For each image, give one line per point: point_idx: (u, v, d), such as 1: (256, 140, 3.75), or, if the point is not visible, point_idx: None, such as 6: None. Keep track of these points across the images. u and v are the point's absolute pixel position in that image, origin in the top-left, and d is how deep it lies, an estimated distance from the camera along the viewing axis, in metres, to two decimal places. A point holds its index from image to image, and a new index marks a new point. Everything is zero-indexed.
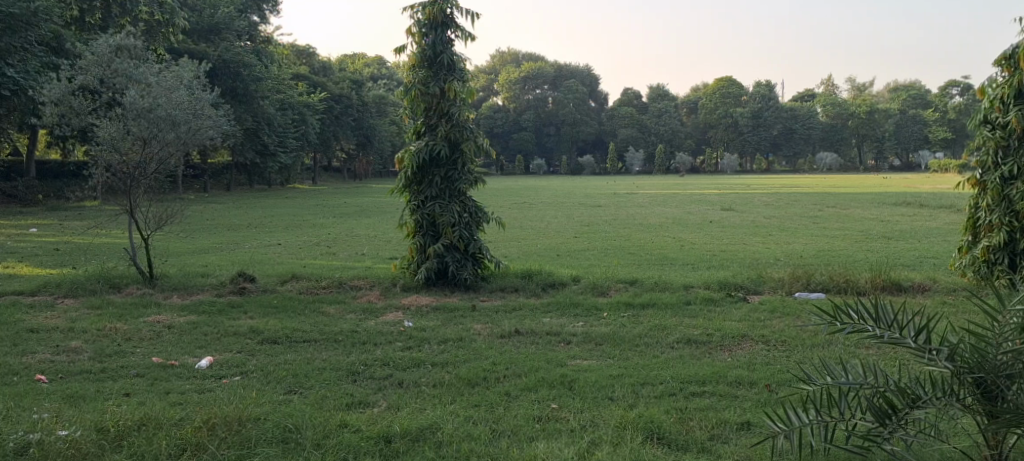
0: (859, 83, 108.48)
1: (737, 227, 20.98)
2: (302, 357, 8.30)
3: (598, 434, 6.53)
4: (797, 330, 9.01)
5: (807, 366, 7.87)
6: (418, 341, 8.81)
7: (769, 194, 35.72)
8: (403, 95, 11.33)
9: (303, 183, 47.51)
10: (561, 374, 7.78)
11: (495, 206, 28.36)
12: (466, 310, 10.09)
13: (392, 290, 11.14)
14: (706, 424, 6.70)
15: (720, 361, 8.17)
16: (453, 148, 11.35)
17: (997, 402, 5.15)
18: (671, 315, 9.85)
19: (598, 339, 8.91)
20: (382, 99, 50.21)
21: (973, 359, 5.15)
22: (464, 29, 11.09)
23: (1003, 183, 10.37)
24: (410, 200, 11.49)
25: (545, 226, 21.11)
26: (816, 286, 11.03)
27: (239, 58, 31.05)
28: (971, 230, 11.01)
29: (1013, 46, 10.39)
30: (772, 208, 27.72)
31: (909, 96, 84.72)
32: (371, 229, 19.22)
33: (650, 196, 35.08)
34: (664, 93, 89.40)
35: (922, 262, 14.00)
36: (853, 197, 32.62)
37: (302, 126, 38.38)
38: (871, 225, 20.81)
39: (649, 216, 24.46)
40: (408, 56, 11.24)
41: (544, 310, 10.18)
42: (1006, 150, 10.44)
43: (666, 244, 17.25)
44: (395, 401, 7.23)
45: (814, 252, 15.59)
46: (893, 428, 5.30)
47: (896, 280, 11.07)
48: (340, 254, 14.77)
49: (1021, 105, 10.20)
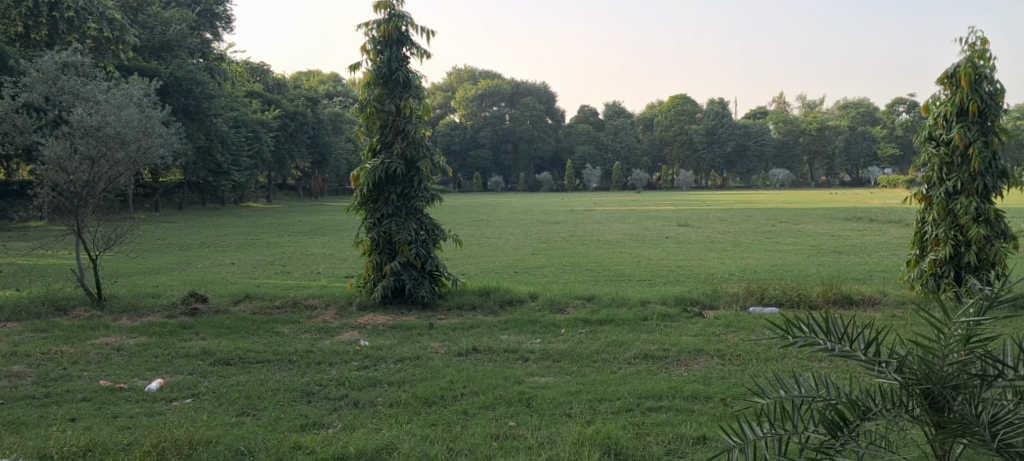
0: (809, 101, 110.98)
1: (693, 242, 21.22)
2: (256, 378, 8.18)
3: (555, 451, 6.53)
4: (751, 344, 9.12)
5: (760, 380, 7.97)
6: (374, 361, 8.73)
7: (724, 211, 36.30)
8: (358, 112, 11.26)
9: (257, 201, 47.04)
10: (518, 391, 7.77)
11: (452, 223, 28.40)
12: (423, 329, 10.04)
13: (348, 309, 11.03)
14: (663, 439, 6.74)
15: (676, 376, 8.23)
16: (408, 166, 11.32)
17: (944, 412, 5.25)
18: (628, 331, 9.91)
19: (556, 355, 8.93)
20: (337, 116, 50.00)
21: (922, 370, 5.25)
22: (420, 46, 11.10)
23: (948, 197, 10.66)
24: (366, 218, 11.40)
25: (503, 243, 21.11)
26: (770, 300, 11.20)
27: (192, 76, 30.71)
28: (917, 244, 11.23)
29: (954, 65, 10.64)
30: (726, 223, 28.19)
31: (857, 114, 86.68)
32: (327, 247, 19.09)
33: (607, 212, 35.41)
34: (620, 110, 90.41)
35: (872, 276, 14.29)
36: (805, 212, 33.33)
37: (256, 144, 38.00)
38: (822, 240, 21.22)
39: (606, 231, 24.70)
40: (363, 73, 11.20)
41: (502, 327, 10.17)
42: (951, 167, 10.69)
43: (623, 260, 17.35)
44: (350, 422, 7.15)
45: (767, 267, 15.85)
46: (845, 441, 5.38)
47: (847, 294, 11.28)
48: (294, 273, 14.62)
49: (964, 122, 10.48)
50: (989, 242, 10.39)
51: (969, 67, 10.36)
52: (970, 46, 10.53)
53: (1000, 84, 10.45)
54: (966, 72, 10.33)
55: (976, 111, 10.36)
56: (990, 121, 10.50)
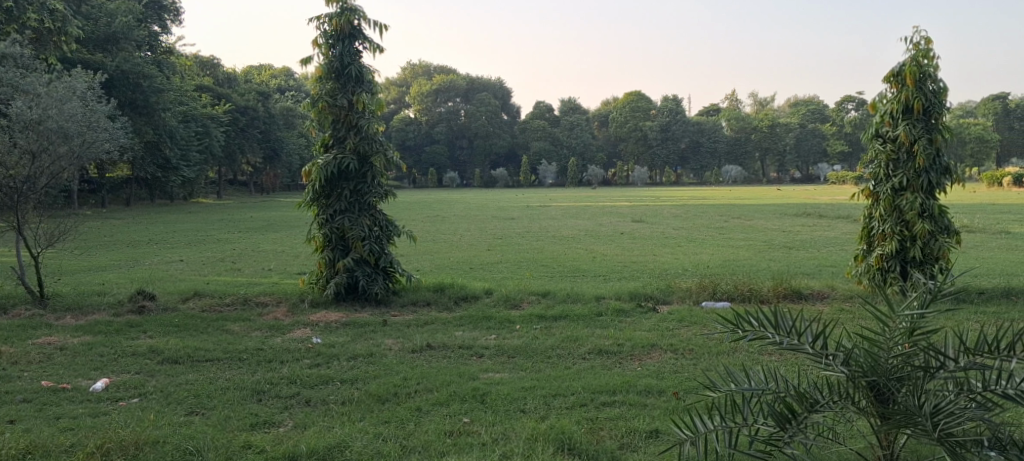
0: (760, 98, 112.74)
1: (647, 239, 21.36)
2: (205, 376, 8.05)
3: (508, 447, 6.53)
4: (703, 339, 9.22)
5: (712, 373, 8.06)
6: (326, 358, 8.64)
7: (677, 206, 36.66)
8: (309, 107, 11.12)
9: (208, 197, 46.25)
10: (472, 387, 7.76)
11: (406, 220, 28.25)
12: (377, 325, 9.96)
13: (300, 306, 10.91)
14: (616, 433, 6.77)
15: (630, 371, 8.28)
16: (362, 161, 11.22)
17: (889, 404, 5.37)
18: (583, 327, 9.95)
19: (510, 351, 8.93)
20: (290, 111, 49.43)
21: (867, 362, 5.37)
22: (372, 41, 11.00)
23: (894, 193, 10.89)
24: (318, 214, 11.27)
25: (457, 239, 21.04)
26: (722, 295, 11.32)
27: (139, 70, 30.08)
28: (865, 240, 11.44)
29: (900, 63, 10.87)
30: (679, 219, 28.50)
31: (808, 112, 88.05)
32: (279, 244, 18.84)
33: (563, 208, 35.54)
34: (575, 106, 90.90)
35: (820, 270, 14.55)
36: (757, 208, 33.85)
37: (206, 139, 37.38)
38: (773, 236, 21.55)
39: (561, 228, 24.76)
40: (315, 68, 11.08)
41: (456, 323, 10.14)
42: (897, 163, 10.92)
43: (578, 256, 17.42)
44: (301, 420, 7.07)
45: (719, 262, 16.03)
46: (793, 432, 5.47)
47: (796, 288, 11.46)
48: (245, 270, 14.41)
49: (909, 120, 10.72)
50: (933, 237, 10.65)
51: (914, 66, 10.58)
52: (914, 46, 10.76)
53: (943, 83, 10.70)
54: (911, 71, 10.55)
55: (920, 109, 10.60)
56: (934, 118, 10.75)
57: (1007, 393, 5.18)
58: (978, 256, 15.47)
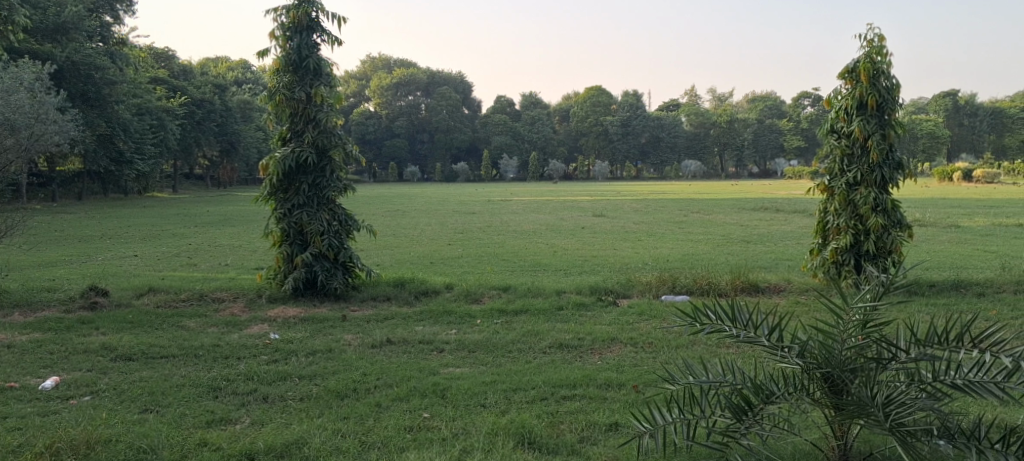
0: (719, 94, 114.03)
1: (608, 233, 21.48)
2: (160, 373, 7.92)
3: (469, 442, 6.51)
4: (662, 332, 9.28)
5: (671, 366, 8.12)
6: (284, 354, 8.55)
7: (638, 201, 36.89)
8: (266, 100, 10.96)
9: (163, 191, 45.46)
10: (433, 382, 7.73)
11: (367, 214, 28.06)
12: (336, 321, 9.87)
13: (258, 302, 10.78)
14: (576, 427, 6.80)
15: (590, 364, 8.32)
16: (320, 155, 11.11)
17: (842, 395, 5.47)
18: (544, 321, 9.97)
19: (471, 346, 8.90)
20: (247, 104, 48.83)
21: (822, 354, 5.45)
22: (330, 33, 10.89)
23: (849, 188, 11.08)
24: (276, 208, 11.13)
25: (417, 234, 20.93)
26: (681, 289, 11.42)
27: (90, 61, 29.44)
28: (820, 233, 11.60)
29: (854, 60, 11.03)
30: (639, 213, 28.71)
31: (765, 108, 89.20)
32: (236, 239, 18.58)
33: (524, 203, 35.57)
34: (536, 101, 91.10)
35: (777, 264, 14.75)
36: (716, 203, 34.23)
37: (161, 132, 36.75)
38: (731, 230, 21.79)
39: (522, 222, 24.81)
40: (272, 60, 10.94)
41: (417, 318, 10.09)
42: (851, 158, 11.11)
43: (539, 250, 17.45)
44: (258, 417, 6.98)
45: (678, 256, 16.17)
46: (749, 424, 5.55)
47: (753, 282, 11.60)
48: (201, 265, 14.19)
49: (863, 115, 10.89)
50: (887, 231, 10.85)
51: (868, 63, 10.76)
52: (868, 42, 10.93)
53: (896, 79, 10.87)
54: (864, 67, 10.72)
55: (874, 105, 10.78)
56: (887, 114, 10.93)
57: (956, 383, 5.30)
58: (930, 249, 15.82)
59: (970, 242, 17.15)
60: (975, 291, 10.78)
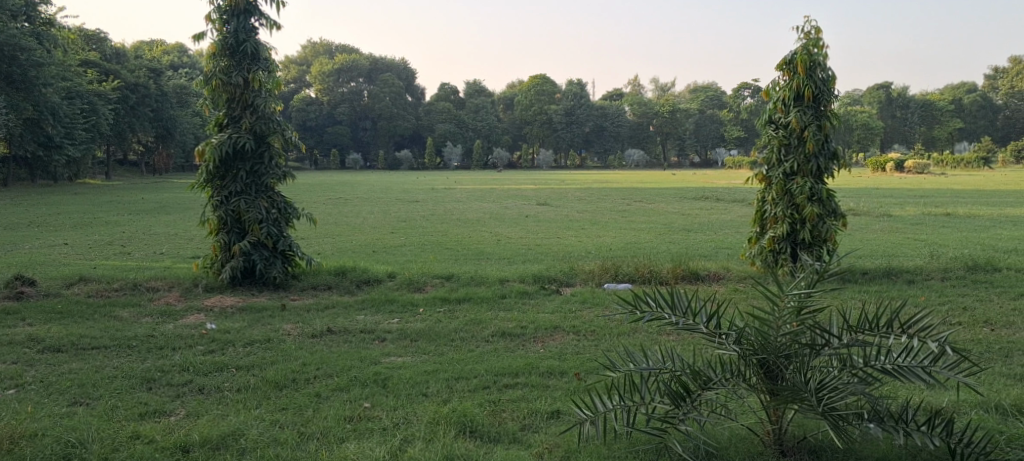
0: (661, 83, 115.42)
1: (551, 221, 21.53)
2: (90, 365, 7.69)
3: (410, 431, 6.47)
4: (604, 320, 9.33)
5: (612, 353, 8.19)
6: (221, 344, 8.38)
7: (581, 190, 37.10)
8: (203, 84, 10.71)
9: (95, 177, 44.16)
10: (373, 371, 7.66)
11: (308, 202, 27.69)
12: (275, 310, 9.72)
13: (194, 291, 10.55)
14: (518, 415, 6.81)
15: (533, 352, 8.34)
16: (258, 142, 10.91)
17: (778, 381, 5.58)
18: (487, 309, 9.95)
19: (413, 335, 8.85)
20: (183, 89, 47.71)
21: (758, 341, 5.56)
22: (268, 17, 10.67)
23: (786, 177, 11.30)
24: (212, 195, 10.90)
25: (359, 222, 20.69)
26: (623, 277, 11.50)
27: (16, 42, 28.27)
28: (758, 222, 11.81)
29: (792, 52, 11.21)
30: (583, 202, 28.86)
31: (706, 99, 91.11)
32: (171, 227, 18.14)
33: (467, 191, 35.43)
34: (480, 89, 91.12)
35: (717, 253, 14.98)
36: (659, 192, 34.60)
37: (93, 117, 35.71)
38: (673, 219, 22.04)
39: (466, 210, 24.72)
40: (208, 44, 10.70)
41: (358, 307, 10.00)
42: (788, 148, 11.32)
43: (482, 239, 17.43)
44: (194, 409, 6.84)
45: (621, 245, 16.29)
46: (686, 410, 5.63)
47: (694, 270, 11.75)
48: (135, 254, 13.85)
49: (800, 106, 11.11)
50: (822, 220, 11.08)
51: (805, 55, 10.94)
52: (805, 34, 11.11)
53: (832, 71, 11.09)
54: (801, 59, 10.91)
55: (810, 96, 10.99)
56: (823, 106, 11.15)
57: (886, 367, 5.46)
58: (863, 238, 16.22)
59: (902, 231, 17.62)
60: (905, 279, 11.08)
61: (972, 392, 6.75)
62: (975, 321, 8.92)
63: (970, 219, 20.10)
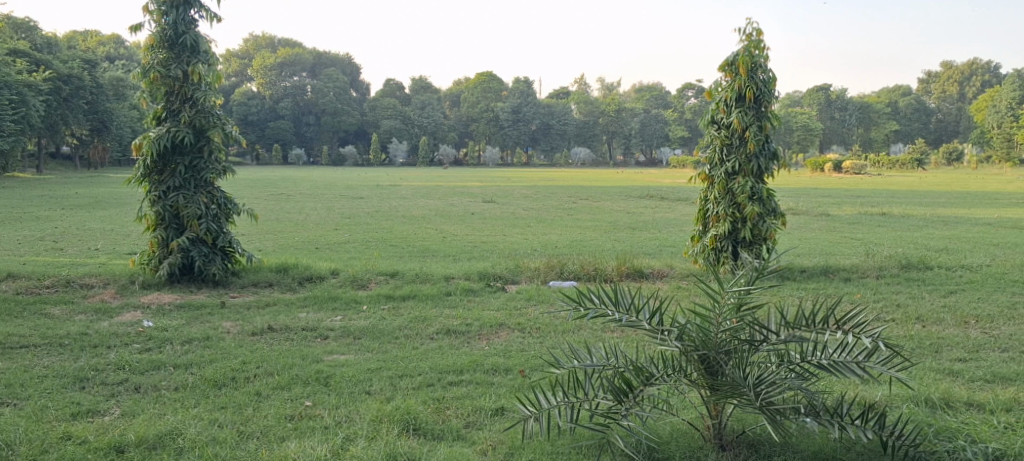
0: (607, 84, 116.61)
1: (497, 218, 21.52)
2: (19, 364, 7.45)
3: (352, 430, 6.40)
4: (549, 318, 9.36)
5: (557, 350, 8.22)
6: (158, 342, 8.20)
7: (527, 187, 37.17)
8: (140, 77, 10.47)
9: (25, 171, 42.72)
10: (316, 370, 7.56)
11: (249, 197, 27.23)
12: (214, 308, 9.53)
13: (130, 288, 10.28)
14: (462, 412, 6.79)
15: (478, 350, 8.33)
16: (197, 135, 10.67)
17: (718, 376, 5.66)
18: (432, 307, 9.91)
19: (357, 332, 8.77)
20: (119, 81, 46.40)
21: (699, 337, 5.62)
22: (208, 10, 10.47)
23: (728, 177, 11.47)
24: (150, 190, 10.64)
25: (302, 218, 20.44)
26: (568, 275, 11.57)
27: None
28: (701, 221, 11.96)
29: (734, 53, 11.38)
30: (529, 199, 28.94)
31: (650, 98, 93.94)
32: (106, 222, 17.65)
33: (414, 188, 35.21)
34: (425, 86, 91.25)
35: (660, 250, 15.17)
36: (604, 190, 34.87)
37: (23, 108, 34.54)
38: (619, 217, 22.23)
39: (412, 207, 24.59)
40: (146, 35, 10.46)
41: (300, 304, 9.87)
42: (730, 148, 11.48)
43: (428, 236, 17.33)
44: (130, 408, 6.67)
45: (566, 243, 16.35)
46: (629, 406, 5.68)
47: (638, 267, 11.87)
48: (67, 250, 13.45)
49: (741, 107, 11.29)
50: (762, 219, 11.30)
51: (746, 56, 11.13)
52: (747, 37, 11.30)
53: (772, 73, 11.28)
54: (743, 61, 11.10)
55: (751, 97, 11.16)
56: (763, 107, 11.33)
57: (822, 363, 5.61)
58: (801, 236, 16.58)
59: (839, 230, 18.05)
60: (842, 277, 11.34)
61: (903, 387, 6.95)
62: (908, 317, 9.18)
63: (903, 218, 20.71)
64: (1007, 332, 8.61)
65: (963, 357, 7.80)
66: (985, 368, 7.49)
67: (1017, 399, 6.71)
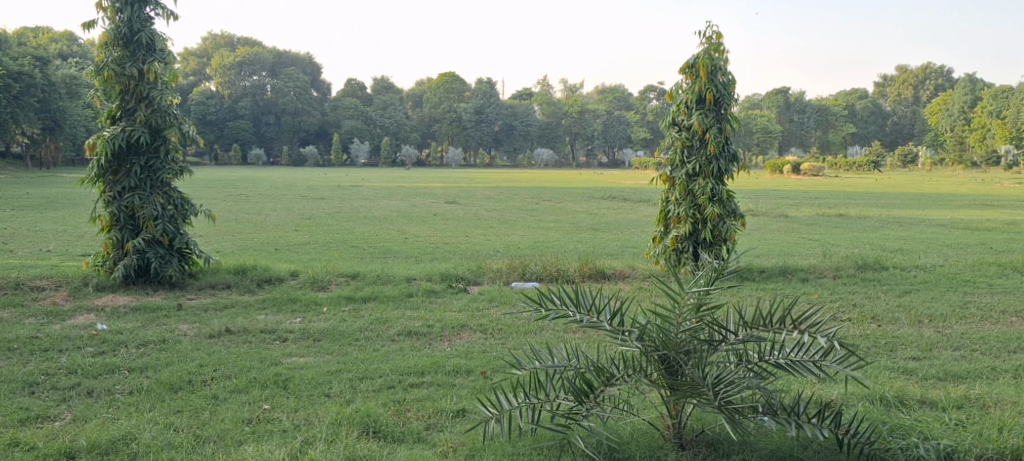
0: (570, 84, 117.07)
1: (459, 219, 21.48)
2: None
3: (311, 433, 6.33)
4: (511, 319, 9.35)
5: (519, 352, 8.22)
6: (112, 346, 8.03)
7: (490, 188, 37.14)
8: (94, 75, 10.29)
9: None
10: (274, 373, 7.47)
11: (207, 198, 26.86)
12: (170, 310, 9.37)
13: (83, 290, 10.07)
14: (422, 414, 6.74)
15: (439, 351, 8.29)
16: (153, 135, 10.49)
17: (677, 376, 5.70)
18: (393, 308, 9.86)
19: (317, 334, 8.68)
20: (72, 79, 45.48)
21: (659, 337, 5.66)
22: (165, 7, 10.29)
23: (689, 178, 11.55)
24: (103, 191, 10.44)
25: (262, 219, 20.20)
26: (531, 276, 11.57)
27: None
28: (662, 222, 12.02)
29: (694, 56, 11.46)
30: (492, 200, 28.94)
31: (614, 100, 95.45)
32: (59, 223, 17.27)
33: (375, 188, 34.97)
34: (388, 85, 90.93)
35: (623, 251, 15.25)
36: (567, 191, 34.98)
37: None
38: (581, 218, 22.30)
39: (374, 208, 24.44)
40: (99, 33, 10.25)
41: (259, 307, 9.74)
42: (690, 150, 11.57)
43: (390, 237, 17.23)
44: (82, 412, 6.53)
45: (529, 244, 16.36)
46: (590, 406, 5.69)
47: (600, 268, 11.90)
48: (18, 251, 13.12)
49: (702, 109, 11.36)
50: (722, 220, 11.41)
51: (706, 59, 11.22)
52: (708, 40, 11.38)
53: (732, 76, 11.39)
54: (703, 64, 11.18)
55: (711, 100, 11.25)
56: (723, 109, 11.43)
57: (779, 362, 5.68)
58: (761, 237, 16.77)
59: (797, 231, 18.30)
60: (800, 277, 11.50)
61: (859, 385, 7.06)
62: (864, 317, 9.34)
63: (860, 220, 21.06)
64: (959, 330, 8.78)
65: (917, 355, 7.93)
66: (937, 366, 7.63)
67: (968, 396, 6.84)
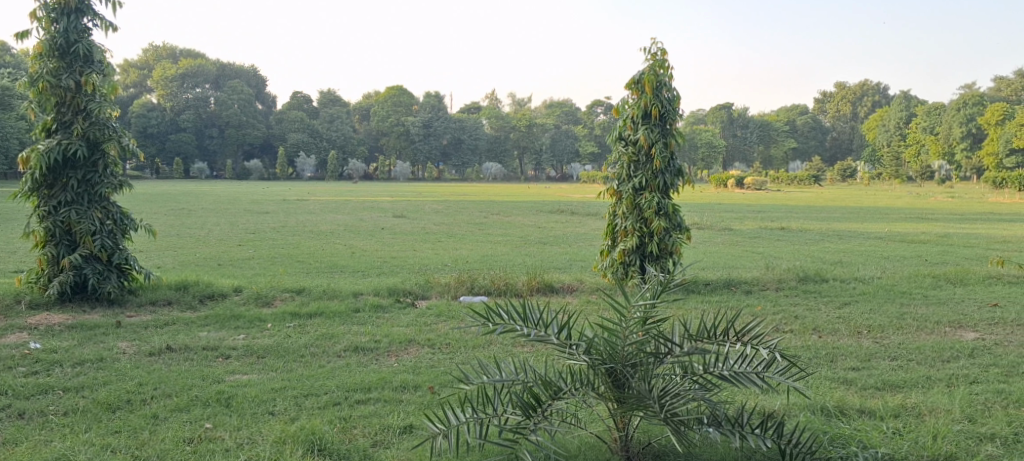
0: (518, 99, 117.66)
1: (407, 233, 21.34)
2: None
3: (254, 452, 6.22)
4: (459, 333, 9.32)
5: (466, 366, 8.20)
6: (47, 365, 7.79)
7: (437, 202, 37.00)
8: (28, 86, 10.02)
9: None
10: (216, 391, 7.32)
11: (148, 212, 26.25)
12: (108, 328, 9.12)
13: (16, 308, 9.75)
14: (368, 431, 6.66)
15: (386, 367, 8.21)
16: (91, 149, 10.23)
17: (624, 389, 5.73)
18: (339, 324, 9.73)
19: (260, 351, 8.53)
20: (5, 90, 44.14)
21: (606, 350, 5.69)
22: (104, 18, 10.09)
23: (635, 192, 11.66)
24: (38, 205, 10.15)
25: (204, 234, 19.79)
26: (479, 290, 11.55)
27: None
28: (609, 235, 12.10)
29: (639, 72, 11.61)
30: (440, 214, 28.87)
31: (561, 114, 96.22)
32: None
33: (322, 202, 34.57)
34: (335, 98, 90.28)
35: (570, 265, 15.33)
36: (515, 205, 35.05)
37: None
38: (529, 232, 22.37)
39: (320, 222, 24.16)
40: (34, 43, 9.98)
41: (201, 324, 9.53)
42: (636, 165, 11.70)
43: (336, 251, 17.07)
44: (12, 435, 6.31)
45: (476, 257, 16.34)
46: (537, 420, 5.68)
47: (548, 282, 11.93)
48: None
49: (648, 124, 11.51)
50: (668, 234, 11.55)
51: (652, 75, 11.38)
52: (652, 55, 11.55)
53: (676, 92, 11.56)
54: (648, 79, 11.33)
55: (657, 114, 11.42)
56: (668, 124, 11.61)
57: (723, 374, 5.74)
58: (705, 251, 17.01)
59: (740, 244, 18.61)
60: (743, 289, 11.69)
61: (801, 396, 7.18)
62: (805, 328, 9.54)
63: (801, 233, 21.50)
64: (896, 341, 9.01)
65: (856, 366, 8.11)
66: (875, 376, 7.81)
67: (904, 405, 7.01)
